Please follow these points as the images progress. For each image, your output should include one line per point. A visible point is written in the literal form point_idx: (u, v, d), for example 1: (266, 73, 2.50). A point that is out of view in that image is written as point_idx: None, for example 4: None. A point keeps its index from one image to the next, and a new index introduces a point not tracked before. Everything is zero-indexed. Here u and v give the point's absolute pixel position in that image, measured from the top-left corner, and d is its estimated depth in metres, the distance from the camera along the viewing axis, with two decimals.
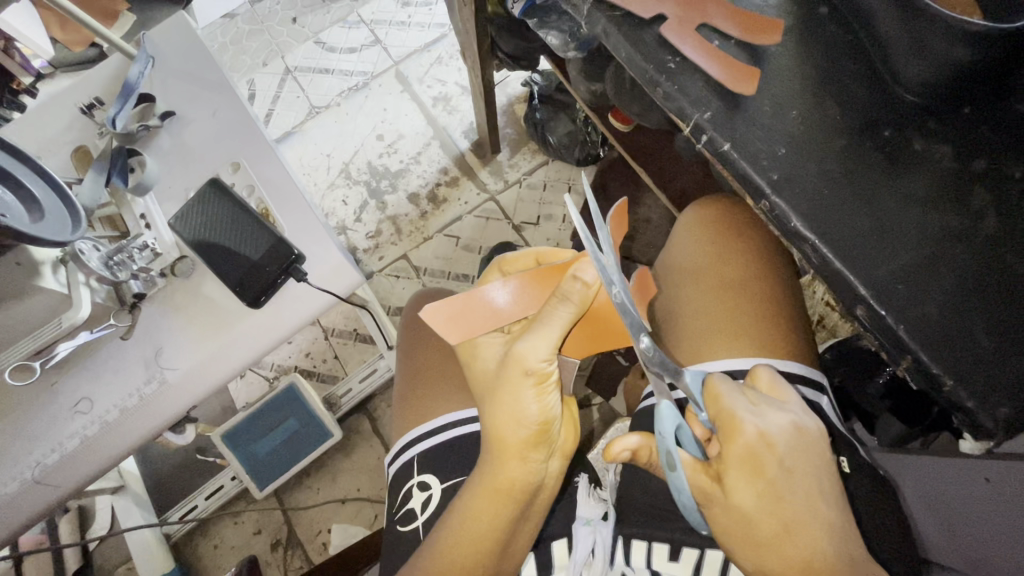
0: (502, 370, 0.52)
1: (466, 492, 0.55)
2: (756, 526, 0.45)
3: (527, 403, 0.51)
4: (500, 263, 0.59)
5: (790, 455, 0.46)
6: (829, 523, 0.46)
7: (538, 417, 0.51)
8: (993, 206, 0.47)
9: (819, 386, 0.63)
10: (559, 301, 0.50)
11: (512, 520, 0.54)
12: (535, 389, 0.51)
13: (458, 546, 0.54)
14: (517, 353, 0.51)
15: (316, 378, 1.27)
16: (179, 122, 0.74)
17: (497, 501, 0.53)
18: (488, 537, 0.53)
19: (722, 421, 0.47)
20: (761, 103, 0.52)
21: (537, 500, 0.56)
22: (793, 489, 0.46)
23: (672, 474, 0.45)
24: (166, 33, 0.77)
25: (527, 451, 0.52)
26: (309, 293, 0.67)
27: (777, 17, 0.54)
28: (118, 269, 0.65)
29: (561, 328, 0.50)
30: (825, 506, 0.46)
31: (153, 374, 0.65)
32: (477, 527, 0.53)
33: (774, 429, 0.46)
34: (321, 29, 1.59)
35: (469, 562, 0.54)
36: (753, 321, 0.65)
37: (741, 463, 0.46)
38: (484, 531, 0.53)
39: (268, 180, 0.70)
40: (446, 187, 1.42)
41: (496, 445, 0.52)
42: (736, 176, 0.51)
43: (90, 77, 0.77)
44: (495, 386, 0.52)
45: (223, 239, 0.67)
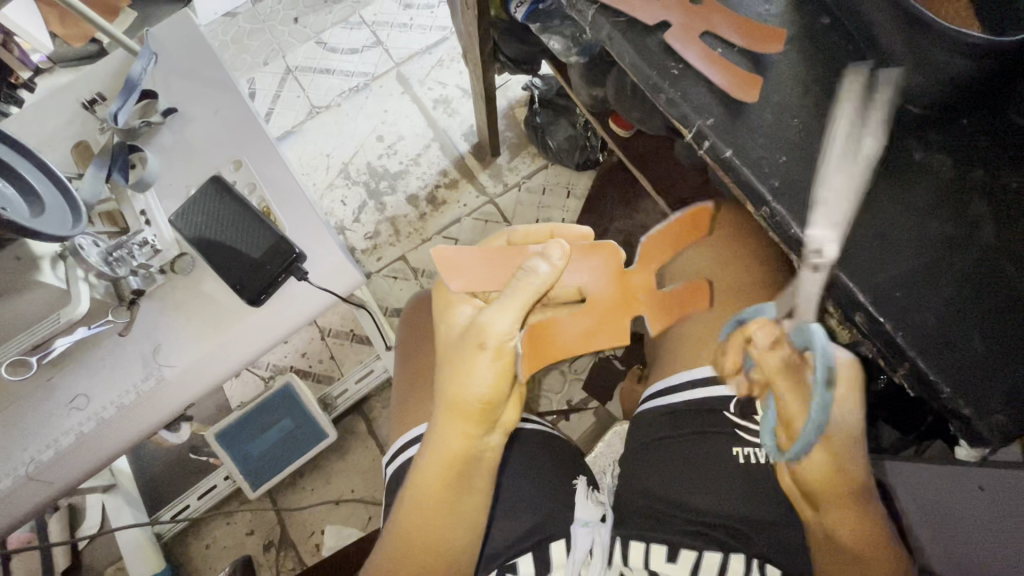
0: (465, 335, 0.53)
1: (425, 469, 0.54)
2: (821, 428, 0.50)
3: (479, 373, 0.51)
4: (510, 234, 0.60)
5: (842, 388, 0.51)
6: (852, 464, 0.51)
7: (485, 392, 0.51)
8: (990, 216, 0.47)
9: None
10: (523, 276, 0.52)
11: (451, 498, 0.53)
12: (490, 362, 0.51)
13: (414, 520, 0.54)
14: (481, 321, 0.51)
15: (311, 378, 1.26)
16: (181, 118, 0.74)
17: (445, 475, 0.53)
18: (442, 514, 0.53)
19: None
20: (763, 110, 0.52)
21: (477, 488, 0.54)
22: (852, 414, 0.51)
23: (824, 390, 0.45)
24: (171, 30, 0.78)
25: (471, 423, 0.52)
26: (309, 292, 0.67)
27: (779, 27, 0.55)
28: (117, 266, 0.64)
29: (525, 300, 0.51)
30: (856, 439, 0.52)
31: (150, 372, 0.65)
32: (426, 500, 0.53)
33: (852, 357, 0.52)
34: (322, 30, 1.59)
35: (421, 537, 0.53)
36: None
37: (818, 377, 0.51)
38: (432, 503, 0.53)
39: (270, 178, 0.70)
40: (446, 189, 1.42)
41: (447, 412, 0.52)
42: (738, 182, 0.52)
43: (93, 73, 0.77)
44: (454, 349, 0.53)
45: (223, 236, 0.67)
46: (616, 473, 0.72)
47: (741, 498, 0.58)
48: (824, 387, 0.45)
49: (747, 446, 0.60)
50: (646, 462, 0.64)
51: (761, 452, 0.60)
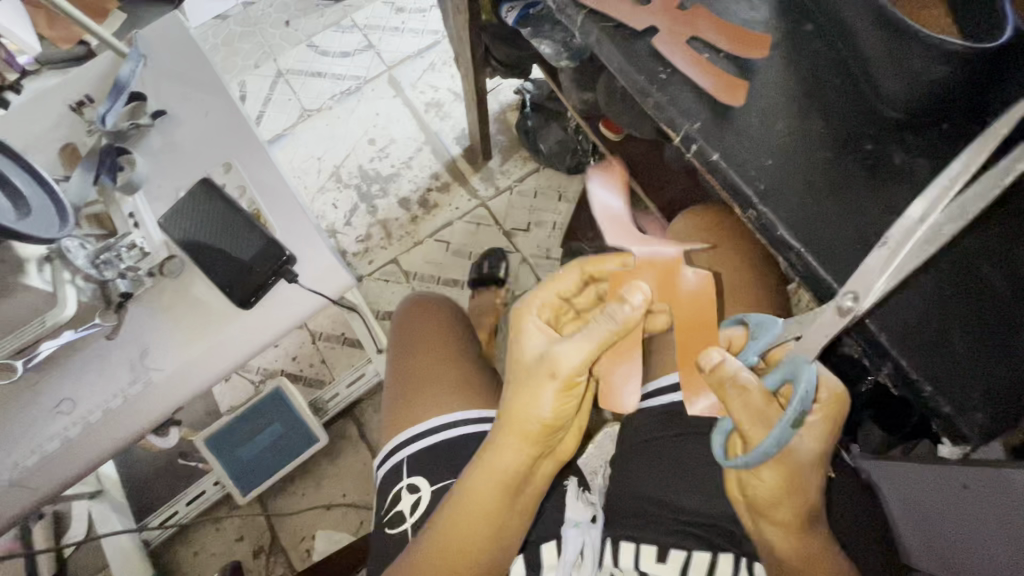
0: (534, 364, 0.52)
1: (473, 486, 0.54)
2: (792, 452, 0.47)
3: (544, 402, 0.50)
4: (585, 263, 0.58)
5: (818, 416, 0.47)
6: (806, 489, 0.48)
7: (550, 417, 0.51)
8: (968, 218, 0.48)
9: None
10: (605, 317, 0.50)
11: (497, 520, 0.54)
12: (556, 393, 0.50)
13: (451, 528, 0.54)
14: (554, 353, 0.50)
15: (302, 382, 1.26)
16: (171, 121, 0.74)
17: (494, 493, 0.53)
18: (481, 525, 0.54)
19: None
20: (748, 115, 0.53)
21: (517, 507, 0.55)
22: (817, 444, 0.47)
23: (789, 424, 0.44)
24: (160, 33, 0.78)
25: (527, 444, 0.52)
26: (300, 295, 0.66)
27: (765, 33, 0.56)
28: (104, 268, 0.63)
29: (599, 340, 0.49)
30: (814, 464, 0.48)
31: (138, 375, 0.64)
32: (480, 513, 0.54)
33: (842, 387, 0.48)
34: (314, 33, 1.59)
35: (457, 549, 0.54)
36: None
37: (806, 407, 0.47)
38: (481, 514, 0.54)
39: (261, 181, 0.70)
40: (438, 193, 1.42)
41: (504, 435, 0.53)
42: (724, 185, 0.53)
43: (81, 75, 0.77)
44: (521, 375, 0.52)
45: (212, 238, 0.66)
46: (607, 474, 0.73)
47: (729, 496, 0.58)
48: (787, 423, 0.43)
49: None
50: (637, 464, 0.64)
51: None
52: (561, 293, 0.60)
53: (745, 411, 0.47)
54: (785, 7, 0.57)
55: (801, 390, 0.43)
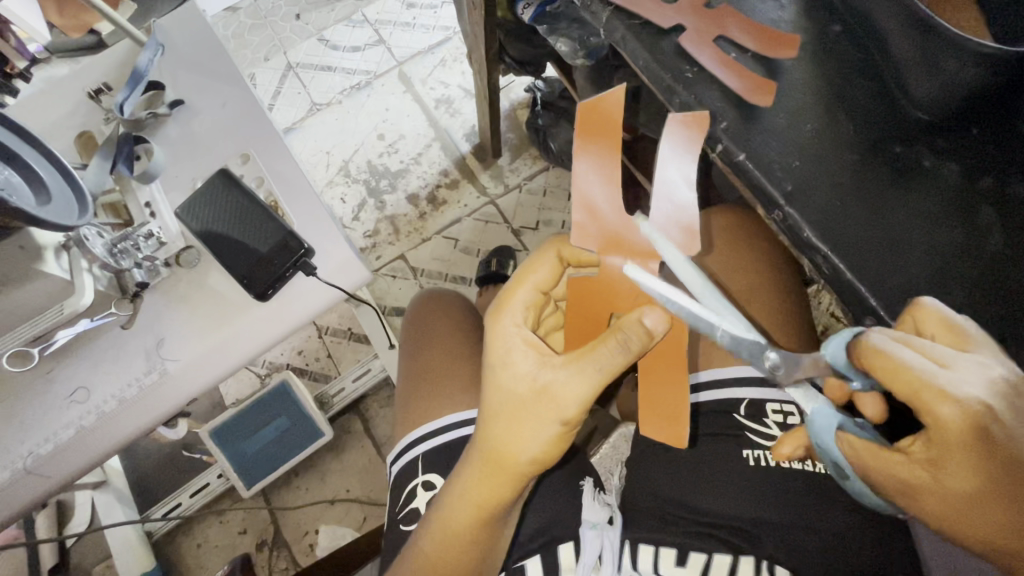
0: (532, 397, 0.48)
1: (454, 502, 0.54)
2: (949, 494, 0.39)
3: (539, 439, 0.49)
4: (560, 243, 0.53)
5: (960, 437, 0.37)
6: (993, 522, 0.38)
7: (542, 455, 0.49)
8: (998, 223, 0.48)
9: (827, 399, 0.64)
10: (617, 345, 0.45)
11: (483, 545, 0.54)
12: (554, 432, 0.48)
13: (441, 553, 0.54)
14: (555, 388, 0.47)
15: (308, 376, 1.26)
16: (188, 111, 0.74)
17: (480, 524, 0.53)
18: (465, 554, 0.54)
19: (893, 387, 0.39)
20: (775, 115, 0.53)
21: (501, 533, 0.56)
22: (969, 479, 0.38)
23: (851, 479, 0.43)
24: (178, 23, 0.77)
25: (520, 479, 0.51)
26: (317, 288, 0.66)
27: (792, 33, 0.56)
28: (120, 258, 0.63)
29: (609, 375, 0.46)
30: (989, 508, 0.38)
31: (153, 365, 0.64)
32: (458, 537, 0.53)
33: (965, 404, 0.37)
34: (324, 27, 1.59)
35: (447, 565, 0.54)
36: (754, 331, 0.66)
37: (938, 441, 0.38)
38: (462, 539, 0.53)
39: (278, 174, 0.69)
40: (447, 190, 1.42)
41: (490, 469, 0.51)
42: (750, 185, 0.52)
43: (97, 62, 0.76)
44: (516, 409, 0.49)
45: (228, 229, 0.66)
46: (621, 475, 0.73)
47: (745, 497, 0.58)
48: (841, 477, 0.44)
49: (757, 448, 0.60)
50: (653, 464, 0.64)
51: (770, 454, 0.60)
52: (542, 289, 0.53)
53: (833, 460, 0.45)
54: (812, 8, 0.57)
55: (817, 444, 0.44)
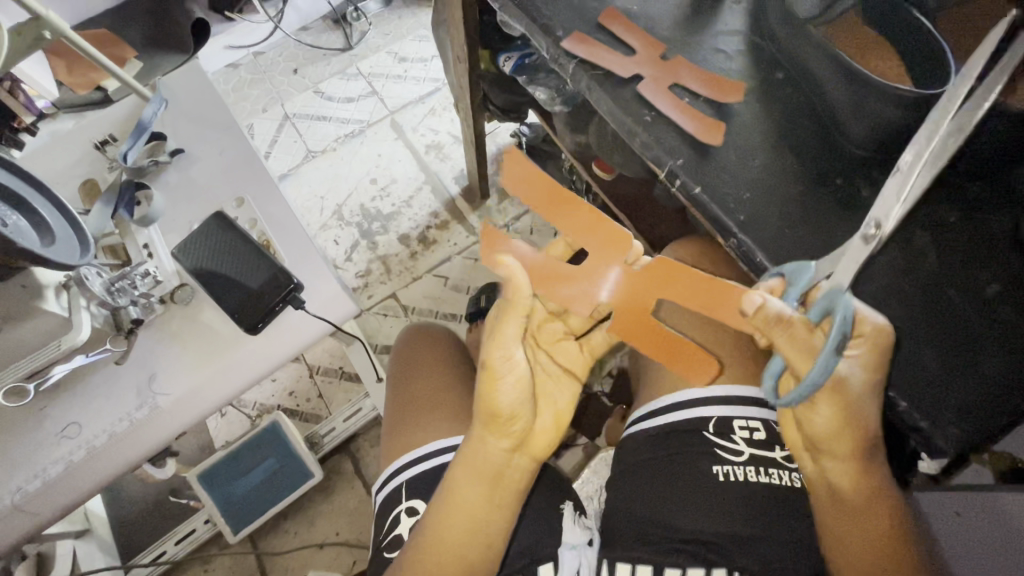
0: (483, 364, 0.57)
1: (453, 495, 0.57)
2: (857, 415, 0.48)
3: (502, 393, 0.55)
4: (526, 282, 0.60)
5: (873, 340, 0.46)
6: (867, 422, 0.48)
7: (507, 407, 0.56)
8: (932, 245, 0.52)
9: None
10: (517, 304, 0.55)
11: (480, 514, 0.57)
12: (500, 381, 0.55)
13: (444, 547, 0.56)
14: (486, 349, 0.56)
15: (298, 417, 1.26)
16: (188, 159, 0.79)
17: (472, 486, 0.57)
18: (460, 524, 0.56)
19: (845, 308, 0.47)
20: (727, 152, 0.58)
21: (501, 498, 0.58)
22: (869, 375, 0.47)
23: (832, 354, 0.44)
24: (181, 80, 0.84)
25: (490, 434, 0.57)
26: (307, 321, 0.68)
27: (738, 81, 0.61)
28: (118, 296, 0.66)
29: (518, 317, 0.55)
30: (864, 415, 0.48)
31: (145, 400, 0.65)
32: (454, 513, 0.57)
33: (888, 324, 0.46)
34: (320, 80, 1.69)
35: (453, 543, 0.56)
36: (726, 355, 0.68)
37: (867, 354, 0.46)
38: (454, 512, 0.57)
39: (270, 216, 0.73)
40: (437, 230, 1.47)
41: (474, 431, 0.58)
42: (707, 218, 0.57)
43: (104, 117, 0.82)
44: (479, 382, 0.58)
45: (222, 266, 0.69)
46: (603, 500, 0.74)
47: (720, 512, 0.58)
48: (831, 349, 0.43)
49: (727, 464, 0.61)
50: (635, 488, 0.64)
51: (739, 469, 0.61)
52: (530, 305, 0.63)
53: (794, 347, 0.46)
54: (758, 60, 0.63)
55: (840, 319, 0.43)
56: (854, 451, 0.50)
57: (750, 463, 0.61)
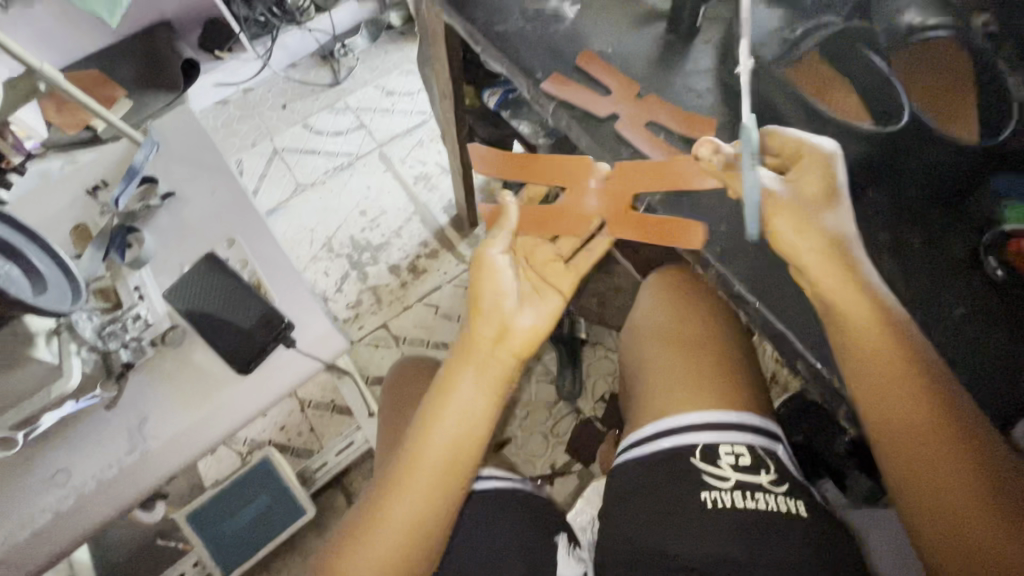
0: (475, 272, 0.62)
1: (444, 398, 0.59)
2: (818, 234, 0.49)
3: (485, 294, 0.59)
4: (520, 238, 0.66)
5: (808, 162, 0.51)
6: (827, 222, 0.50)
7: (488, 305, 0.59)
8: (899, 272, 0.54)
9: (774, 435, 0.65)
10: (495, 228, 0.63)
11: (459, 423, 0.58)
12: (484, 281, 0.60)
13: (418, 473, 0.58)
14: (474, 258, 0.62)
15: (290, 452, 1.25)
16: (179, 202, 0.80)
17: (459, 389, 0.59)
18: (444, 435, 0.58)
19: (791, 147, 0.53)
20: (702, 187, 0.61)
21: (479, 408, 0.59)
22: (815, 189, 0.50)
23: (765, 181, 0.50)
24: (172, 124, 0.86)
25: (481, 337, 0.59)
26: (296, 359, 0.69)
27: (709, 119, 0.65)
28: (109, 339, 0.67)
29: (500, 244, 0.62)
30: (843, 255, 0.50)
31: (135, 444, 0.65)
32: (441, 421, 0.58)
33: (828, 146, 0.51)
34: (310, 114, 1.72)
35: (433, 456, 0.58)
36: (708, 380, 0.68)
37: (809, 172, 0.51)
38: (439, 419, 0.58)
39: (260, 255, 0.75)
40: (427, 259, 1.49)
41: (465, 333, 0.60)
42: (686, 249, 0.59)
43: (95, 162, 0.83)
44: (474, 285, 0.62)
45: (213, 306, 0.69)
46: (597, 529, 0.74)
47: (711, 541, 0.58)
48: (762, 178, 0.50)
49: (713, 489, 0.61)
50: (630, 519, 0.63)
51: (726, 494, 0.61)
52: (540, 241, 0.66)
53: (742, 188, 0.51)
54: (728, 97, 0.66)
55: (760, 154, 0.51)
56: (897, 339, 0.49)
57: (736, 487, 0.61)
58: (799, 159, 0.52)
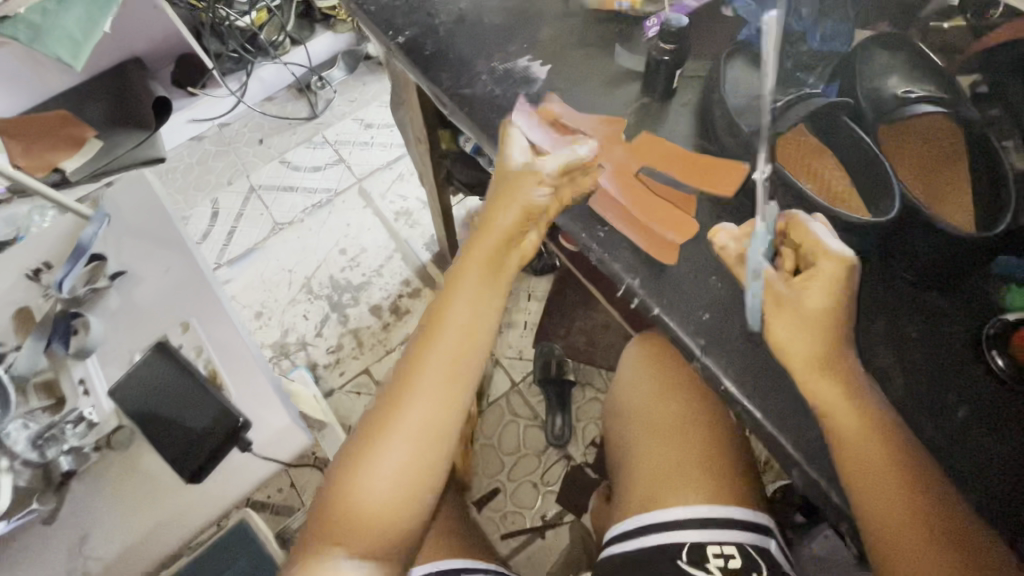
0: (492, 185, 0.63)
1: (440, 320, 0.59)
2: (817, 331, 0.48)
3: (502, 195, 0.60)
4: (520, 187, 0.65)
5: (826, 264, 0.49)
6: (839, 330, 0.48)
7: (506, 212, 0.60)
8: (895, 365, 0.50)
9: (764, 530, 0.61)
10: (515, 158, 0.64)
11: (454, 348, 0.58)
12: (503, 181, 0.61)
13: (390, 454, 0.55)
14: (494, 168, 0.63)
15: (269, 511, 1.20)
16: (130, 280, 0.74)
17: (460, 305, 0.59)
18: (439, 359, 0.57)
19: (801, 241, 0.51)
20: (684, 268, 0.56)
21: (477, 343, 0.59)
22: (825, 294, 0.48)
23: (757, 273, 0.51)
24: (124, 193, 0.80)
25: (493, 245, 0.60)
26: (251, 463, 0.65)
27: (690, 193, 0.60)
28: (46, 448, 0.61)
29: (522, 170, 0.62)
30: (845, 356, 0.48)
31: (75, 564, 0.60)
32: (435, 344, 0.58)
33: (848, 253, 0.50)
34: (286, 150, 1.68)
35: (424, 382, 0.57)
36: (693, 470, 0.64)
37: (821, 279, 0.49)
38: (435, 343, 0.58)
39: (217, 340, 0.70)
40: (409, 299, 1.44)
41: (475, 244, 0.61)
42: (669, 337, 0.55)
43: (42, 238, 0.77)
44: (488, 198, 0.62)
45: (164, 407, 0.64)
46: None
47: None
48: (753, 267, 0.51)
49: None
50: None
51: None
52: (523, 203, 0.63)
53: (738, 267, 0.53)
54: (710, 162, 0.62)
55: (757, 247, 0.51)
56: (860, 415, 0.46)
57: None
58: (813, 260, 0.50)
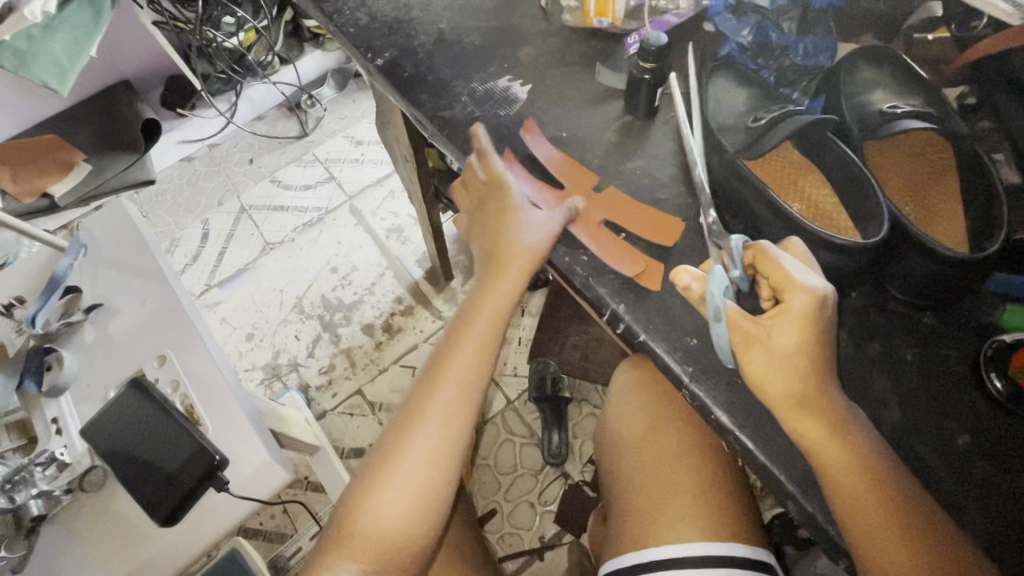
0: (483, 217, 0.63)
1: (442, 362, 0.59)
2: (793, 367, 0.45)
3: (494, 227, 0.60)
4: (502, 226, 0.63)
5: (801, 304, 0.45)
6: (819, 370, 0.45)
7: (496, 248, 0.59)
8: (891, 391, 0.48)
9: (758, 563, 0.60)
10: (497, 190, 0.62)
11: (454, 392, 0.58)
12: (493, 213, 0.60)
13: (394, 493, 0.55)
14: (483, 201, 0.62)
15: (261, 538, 1.17)
16: (107, 312, 0.72)
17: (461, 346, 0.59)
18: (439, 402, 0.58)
19: (775, 273, 0.47)
20: (670, 292, 0.55)
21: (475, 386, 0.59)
22: (794, 336, 0.45)
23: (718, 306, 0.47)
24: (99, 220, 0.77)
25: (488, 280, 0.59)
26: (230, 503, 0.63)
27: (676, 217, 0.59)
28: (16, 492, 0.60)
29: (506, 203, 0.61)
30: (828, 394, 0.45)
31: None
32: (433, 386, 0.58)
33: (821, 285, 0.45)
34: (277, 168, 1.67)
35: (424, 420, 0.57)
36: (688, 502, 0.62)
37: (795, 319, 0.45)
38: (434, 386, 0.58)
39: (194, 374, 0.67)
40: (402, 316, 1.42)
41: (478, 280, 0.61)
42: (657, 364, 0.53)
43: (17, 270, 0.76)
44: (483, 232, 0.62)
45: (138, 448, 0.62)
46: None
47: None
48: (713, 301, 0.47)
49: None
50: None
51: None
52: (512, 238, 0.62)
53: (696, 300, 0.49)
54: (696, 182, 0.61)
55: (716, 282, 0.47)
56: (860, 453, 0.44)
57: None
58: (783, 293, 0.47)
